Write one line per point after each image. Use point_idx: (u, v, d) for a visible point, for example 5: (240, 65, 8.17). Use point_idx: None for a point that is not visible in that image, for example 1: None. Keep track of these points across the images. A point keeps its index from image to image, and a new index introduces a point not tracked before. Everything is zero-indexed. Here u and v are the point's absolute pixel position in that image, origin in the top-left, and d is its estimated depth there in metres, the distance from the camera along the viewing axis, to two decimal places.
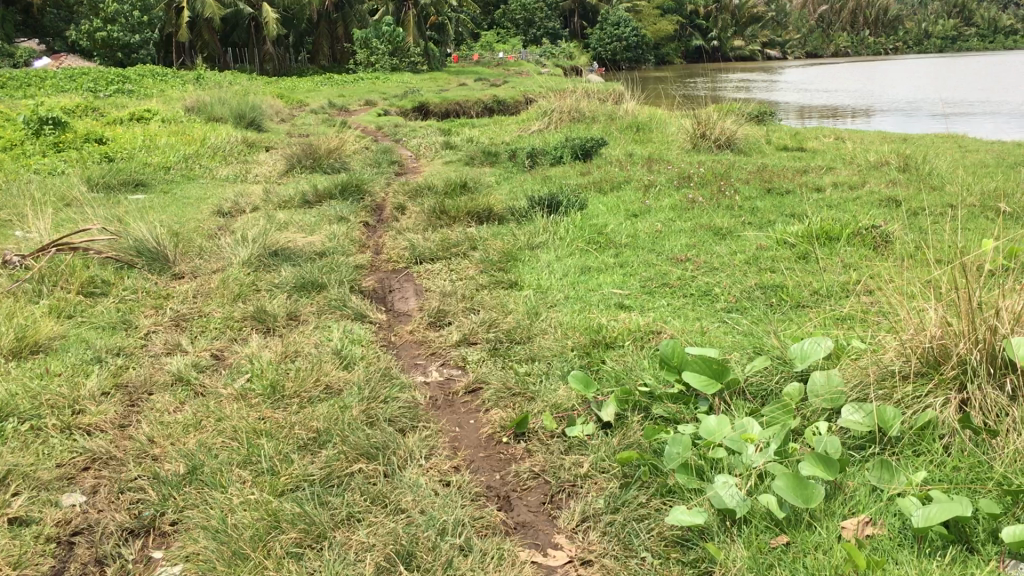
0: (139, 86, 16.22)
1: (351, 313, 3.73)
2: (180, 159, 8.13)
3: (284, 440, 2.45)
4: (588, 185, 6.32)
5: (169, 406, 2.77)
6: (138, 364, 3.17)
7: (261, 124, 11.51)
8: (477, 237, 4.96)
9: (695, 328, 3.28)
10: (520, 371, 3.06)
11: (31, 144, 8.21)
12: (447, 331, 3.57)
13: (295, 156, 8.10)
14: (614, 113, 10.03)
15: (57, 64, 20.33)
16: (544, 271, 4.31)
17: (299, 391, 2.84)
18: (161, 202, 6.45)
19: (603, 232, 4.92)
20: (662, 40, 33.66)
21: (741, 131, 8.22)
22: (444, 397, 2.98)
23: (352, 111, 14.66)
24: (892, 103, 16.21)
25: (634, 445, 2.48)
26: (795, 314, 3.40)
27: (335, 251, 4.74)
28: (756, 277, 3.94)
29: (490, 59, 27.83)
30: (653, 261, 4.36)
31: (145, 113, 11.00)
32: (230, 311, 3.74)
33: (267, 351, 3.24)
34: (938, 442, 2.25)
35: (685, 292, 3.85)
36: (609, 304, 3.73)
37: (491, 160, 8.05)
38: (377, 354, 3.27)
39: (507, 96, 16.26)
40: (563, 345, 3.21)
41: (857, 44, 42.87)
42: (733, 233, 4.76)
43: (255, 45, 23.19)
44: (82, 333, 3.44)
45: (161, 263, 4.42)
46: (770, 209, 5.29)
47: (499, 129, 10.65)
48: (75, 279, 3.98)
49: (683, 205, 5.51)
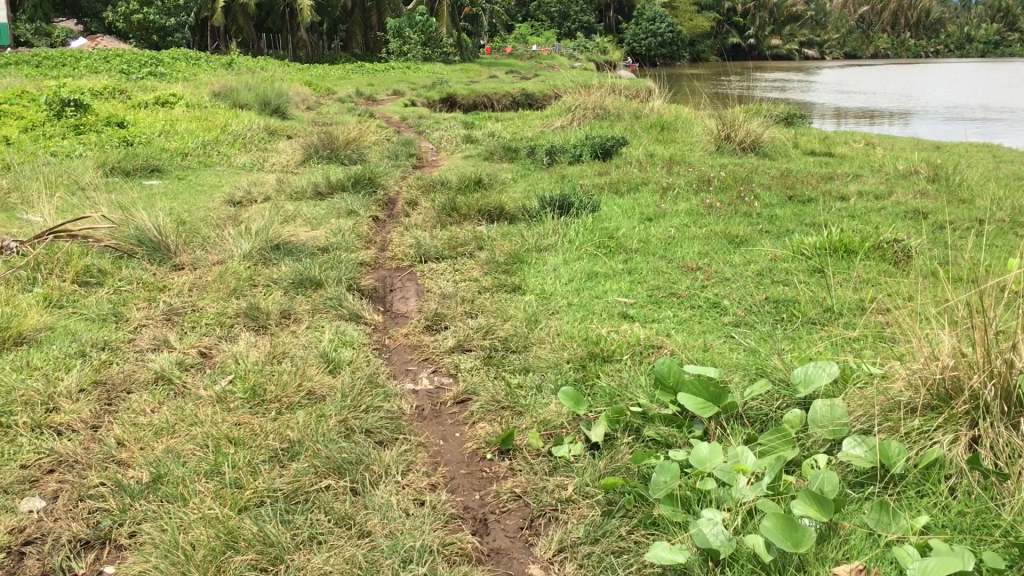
0: (171, 69, 16.26)
1: (345, 313, 3.63)
2: (198, 145, 8.07)
3: (256, 450, 2.35)
4: (605, 187, 6.18)
5: (144, 407, 2.67)
6: (121, 360, 3.07)
7: (285, 111, 11.44)
8: (485, 236, 4.85)
9: (698, 344, 3.15)
10: (512, 383, 2.95)
11: (52, 126, 8.18)
12: (442, 335, 3.47)
13: (313, 146, 8.02)
14: (639, 111, 9.87)
15: (92, 44, 20.46)
16: (550, 275, 4.19)
17: (280, 397, 2.74)
18: (173, 189, 6.38)
19: (614, 236, 4.79)
20: (698, 37, 33.30)
21: (767, 134, 8.04)
22: (430, 407, 2.87)
23: (379, 100, 14.58)
24: (929, 108, 15.86)
25: (621, 469, 2.36)
26: (803, 333, 3.26)
27: (339, 247, 4.64)
28: (767, 290, 3.80)
29: (523, 51, 27.67)
30: (663, 268, 4.23)
31: (170, 97, 10.96)
32: (224, 306, 3.64)
33: (254, 352, 3.14)
34: (943, 483, 2.10)
35: (693, 303, 3.72)
36: (612, 314, 3.62)
37: (511, 156, 7.92)
38: (368, 358, 3.17)
39: (536, 89, 16.11)
40: (559, 356, 3.09)
41: (896, 47, 42.19)
42: (748, 243, 4.62)
43: (288, 31, 23.21)
44: (70, 324, 3.35)
45: (162, 253, 4.30)
46: (789, 218, 5.14)
47: (522, 124, 10.52)
48: (70, 268, 3.89)
49: (700, 210, 5.37)
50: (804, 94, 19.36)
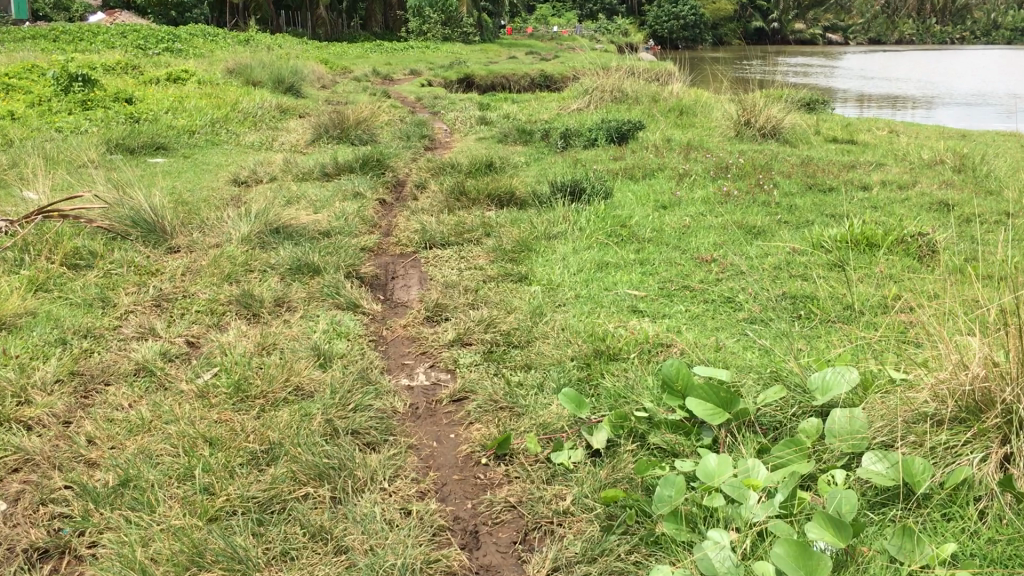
0: (188, 45, 16.14)
1: (342, 302, 3.48)
2: (207, 123, 7.93)
3: (233, 451, 2.21)
4: (619, 172, 5.99)
5: (121, 400, 2.53)
6: (103, 349, 2.93)
7: (299, 89, 11.27)
8: (492, 222, 4.68)
9: (710, 343, 2.97)
10: (512, 381, 2.79)
11: (59, 101, 8.06)
12: (442, 327, 3.31)
13: (323, 125, 7.85)
14: (659, 94, 9.64)
15: (111, 19, 20.40)
16: (558, 264, 4.02)
17: (265, 392, 2.59)
18: (177, 168, 6.25)
19: (627, 224, 4.61)
20: (720, 20, 32.82)
21: (788, 120, 7.81)
22: (425, 405, 2.71)
23: (396, 80, 14.40)
24: (956, 95, 15.50)
25: (624, 480, 2.19)
26: (822, 333, 3.08)
27: (341, 232, 4.48)
28: (785, 285, 3.62)
29: (544, 32, 27.43)
30: (675, 259, 4.05)
31: (182, 74, 10.82)
32: (216, 293, 3.50)
33: (242, 343, 3.00)
34: (972, 505, 1.92)
35: (707, 297, 3.55)
36: (621, 307, 3.45)
37: (525, 138, 7.73)
38: (361, 352, 3.02)
39: (555, 70, 15.88)
40: (562, 353, 2.93)
41: (922, 33, 41.53)
42: (767, 233, 4.43)
43: (308, 8, 23.06)
44: (54, 310, 3.23)
45: (156, 234, 4.17)
46: (809, 208, 4.93)
47: (538, 106, 10.32)
48: (59, 250, 3.76)
49: (716, 198, 5.18)
50: (825, 79, 19.02)
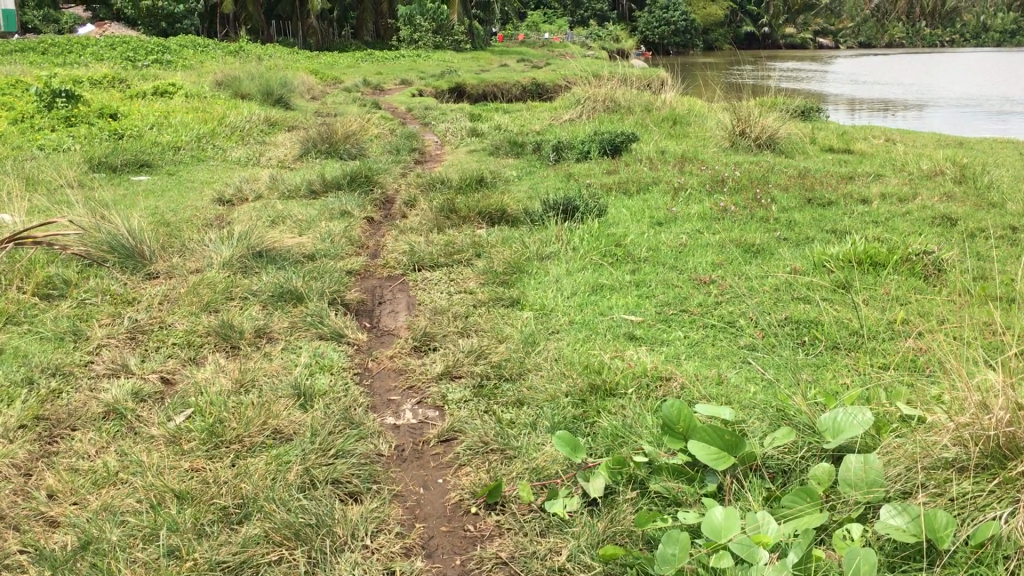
0: (178, 56, 16.01)
1: (326, 332, 3.33)
2: (192, 138, 7.78)
3: (203, 507, 2.06)
4: (613, 187, 5.86)
5: (87, 449, 2.38)
6: (73, 389, 2.78)
7: (288, 101, 11.13)
8: (483, 242, 4.53)
9: (711, 376, 2.83)
10: (503, 421, 2.65)
11: (42, 117, 7.89)
12: (431, 359, 3.16)
13: (311, 140, 7.70)
14: (652, 103, 9.50)
15: (100, 31, 20.28)
16: (551, 287, 3.88)
17: (241, 437, 2.44)
18: (160, 186, 6.09)
19: (621, 243, 4.47)
20: (711, 25, 32.79)
21: (784, 129, 7.68)
22: (411, 447, 2.56)
23: (386, 90, 14.26)
24: (948, 99, 15.42)
25: (623, 534, 2.05)
26: (826, 365, 2.95)
27: (327, 254, 4.34)
28: (787, 309, 3.49)
29: (536, 39, 27.38)
30: (673, 281, 3.92)
31: (169, 87, 10.66)
32: (194, 324, 3.34)
33: (220, 380, 2.85)
34: (1001, 566, 1.76)
35: (706, 322, 3.41)
36: (617, 334, 3.31)
37: (517, 151, 7.59)
38: (345, 388, 2.87)
39: (547, 78, 15.76)
40: (556, 388, 2.78)
41: (913, 36, 41.58)
42: (766, 252, 4.30)
43: (299, 18, 22.94)
44: (23, 345, 3.07)
45: (135, 260, 4.02)
46: (809, 224, 4.81)
47: (530, 116, 10.18)
48: (31, 280, 3.61)
49: (713, 214, 5.04)
50: (815, 84, 18.96)
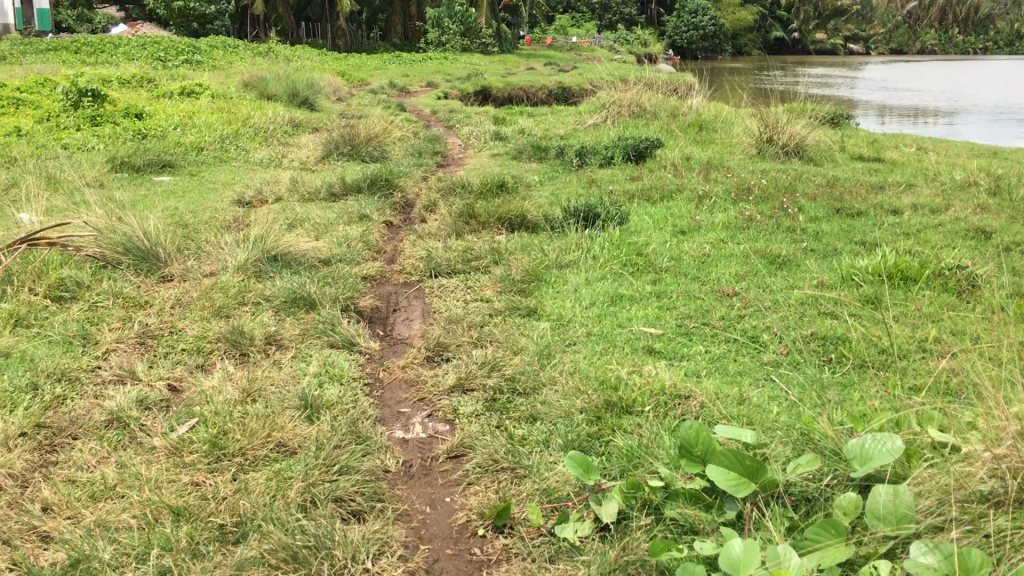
0: (207, 57, 16.10)
1: (337, 340, 3.26)
2: (216, 138, 7.76)
3: (199, 526, 2.01)
4: (636, 194, 5.76)
5: (86, 460, 2.32)
6: (78, 395, 2.72)
7: (313, 103, 11.10)
8: (502, 248, 4.44)
9: (732, 395, 2.74)
10: (515, 437, 2.56)
11: (68, 116, 7.91)
12: (443, 370, 3.08)
13: (333, 142, 7.65)
14: (678, 108, 9.38)
15: (132, 31, 20.41)
16: (569, 297, 3.79)
17: (243, 450, 2.37)
18: (181, 187, 6.06)
19: (643, 252, 4.37)
20: (741, 30, 32.52)
21: (813, 137, 7.54)
22: (420, 463, 2.49)
23: (412, 92, 14.23)
24: (982, 106, 15.13)
25: (636, 563, 1.96)
26: (854, 387, 2.84)
27: (343, 259, 4.27)
28: (813, 324, 3.38)
29: (564, 43, 27.30)
30: (695, 292, 3.82)
31: (196, 87, 10.67)
32: (205, 328, 3.28)
33: (227, 389, 2.78)
34: None
35: (728, 336, 3.31)
36: (636, 348, 3.21)
37: (540, 156, 7.50)
38: (354, 399, 2.80)
39: (573, 82, 15.65)
40: (571, 403, 2.69)
41: (947, 42, 41.02)
42: (792, 263, 4.19)
43: (328, 19, 22.99)
44: (31, 348, 3.02)
45: (150, 263, 3.97)
46: (837, 235, 4.68)
47: (555, 120, 10.09)
48: (44, 282, 3.56)
49: (738, 223, 4.93)
50: (846, 90, 18.71)
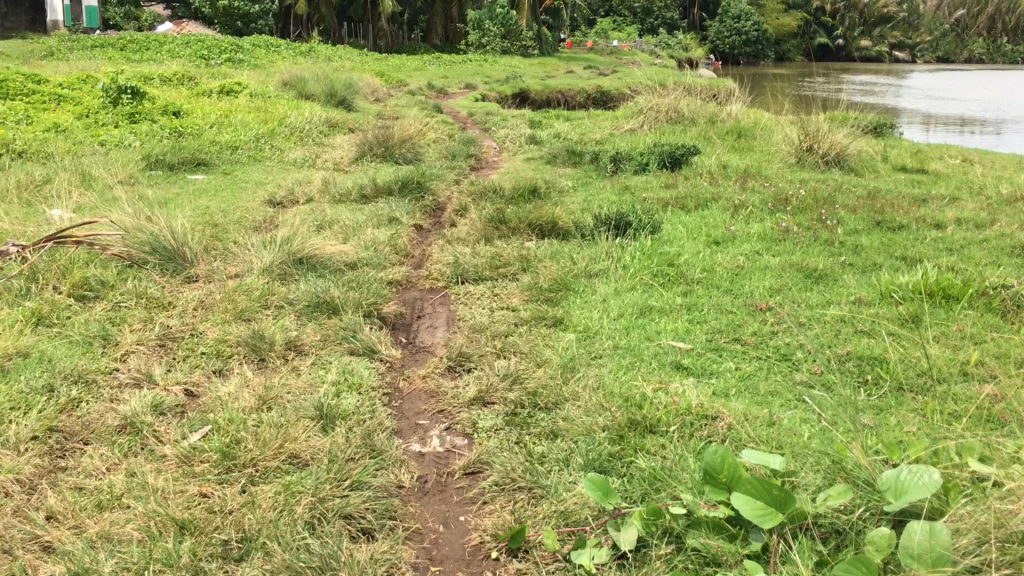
0: (249, 55, 16.21)
1: (358, 347, 3.20)
2: (251, 137, 7.77)
3: (203, 541, 1.96)
4: (670, 202, 5.65)
5: (95, 466, 2.28)
6: (93, 398, 2.69)
7: (350, 103, 11.10)
8: (531, 255, 4.36)
9: (760, 416, 2.64)
10: (534, 454, 2.48)
11: (106, 113, 7.96)
12: (465, 381, 3.01)
13: (367, 143, 7.62)
14: (717, 114, 9.24)
15: (177, 28, 20.62)
16: (597, 307, 3.70)
17: (254, 461, 2.32)
18: (214, 186, 6.06)
19: (675, 263, 4.27)
20: (784, 35, 32.14)
21: (854, 146, 7.37)
22: (435, 479, 2.42)
23: (450, 94, 14.20)
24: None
25: None
26: (889, 412, 2.73)
27: (369, 263, 4.22)
28: (849, 344, 3.26)
29: (604, 46, 27.18)
30: (727, 306, 3.71)
31: (235, 85, 10.71)
32: (225, 332, 3.24)
33: (243, 396, 2.74)
34: None
35: (760, 354, 3.21)
36: (664, 363, 3.12)
37: (575, 160, 7.41)
38: (372, 410, 2.74)
39: (613, 86, 15.53)
40: (593, 420, 2.61)
41: (996, 51, 40.23)
42: (829, 278, 4.06)
43: (370, 20, 23.07)
44: (50, 348, 3.00)
45: (176, 263, 3.93)
46: (876, 249, 4.55)
47: (592, 124, 9.99)
48: (68, 280, 3.55)
49: (774, 235, 4.82)
50: (891, 98, 18.40)
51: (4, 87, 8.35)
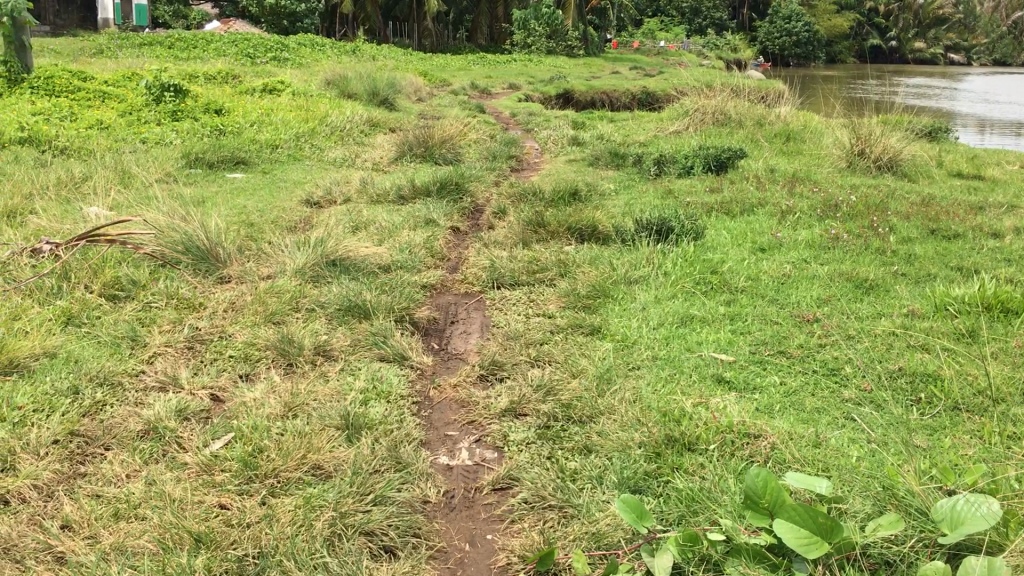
0: (294, 54, 16.28)
1: (389, 354, 3.12)
2: (292, 136, 7.76)
3: (218, 556, 1.89)
4: (714, 207, 5.51)
5: (115, 474, 2.21)
6: (117, 401, 2.63)
7: (393, 102, 11.06)
8: (570, 260, 4.25)
9: (806, 435, 2.50)
10: (566, 470, 2.37)
11: (150, 111, 8.00)
12: (497, 391, 2.91)
13: (408, 143, 7.56)
14: (765, 117, 9.05)
15: (225, 27, 20.82)
16: (637, 315, 3.59)
17: (276, 471, 2.24)
18: (252, 185, 6.03)
19: (718, 270, 4.13)
20: (835, 37, 31.63)
21: (908, 151, 7.15)
22: (462, 495, 2.32)
23: (494, 94, 14.12)
24: None
25: None
26: (945, 434, 2.58)
27: (403, 266, 4.15)
28: (901, 359, 3.11)
29: (651, 47, 26.94)
30: (773, 316, 3.57)
31: (278, 84, 10.73)
32: (255, 336, 3.18)
33: (269, 402, 2.66)
34: None
35: (807, 368, 3.07)
36: (705, 376, 2.99)
37: (618, 163, 7.28)
38: (399, 419, 2.65)
39: (658, 87, 15.35)
40: (628, 436, 2.49)
41: None
42: (879, 288, 3.91)
43: (415, 20, 23.07)
44: (78, 349, 2.95)
45: (209, 262, 3.89)
46: (930, 258, 4.37)
47: (636, 126, 9.85)
48: (100, 279, 3.51)
49: (823, 242, 4.66)
50: (945, 101, 17.98)
51: (50, 84, 8.43)
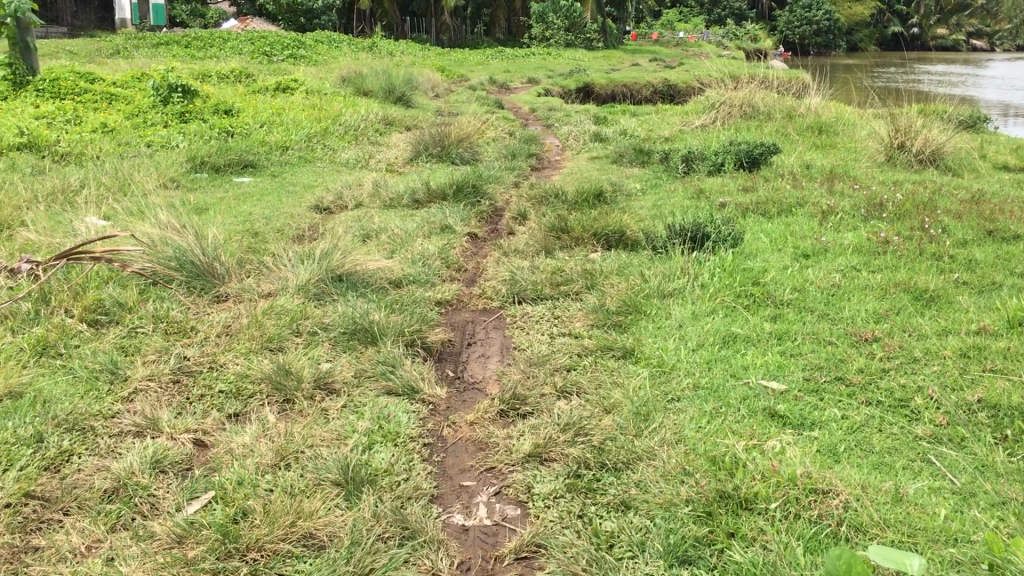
0: (310, 52, 16.00)
1: (396, 387, 2.78)
2: (303, 136, 7.44)
3: None
4: (750, 209, 5.13)
5: (72, 548, 1.90)
6: (86, 451, 2.31)
7: (409, 99, 10.73)
8: (598, 270, 3.89)
9: (882, 487, 2.13)
10: (600, 534, 2.02)
11: (157, 112, 7.71)
12: (520, 429, 2.56)
13: (423, 141, 7.22)
14: (795, 109, 8.62)
15: (242, 24, 20.60)
16: (673, 335, 3.23)
17: (261, 543, 1.91)
18: (259, 189, 5.71)
19: (761, 281, 3.75)
20: (856, 25, 31.10)
21: (951, 143, 6.72)
22: (480, 566, 1.98)
23: (512, 88, 13.76)
24: None
25: None
26: None
27: (416, 281, 3.80)
28: (978, 386, 2.73)
29: (670, 37, 26.46)
30: (825, 334, 3.20)
31: (291, 82, 10.43)
32: (249, 366, 2.85)
33: (261, 450, 2.32)
34: None
35: (873, 397, 2.69)
36: (756, 409, 2.63)
37: (643, 160, 6.90)
38: (408, 469, 2.31)
39: (679, 79, 14.93)
40: (674, 490, 2.13)
41: None
42: (942, 299, 3.52)
43: (432, 14, 22.70)
44: (49, 387, 2.63)
45: (204, 279, 3.57)
46: (993, 264, 3.98)
47: (660, 120, 9.48)
48: (82, 301, 3.20)
49: (872, 247, 4.27)
50: (970, 88, 17.45)
51: (55, 87, 8.16)
